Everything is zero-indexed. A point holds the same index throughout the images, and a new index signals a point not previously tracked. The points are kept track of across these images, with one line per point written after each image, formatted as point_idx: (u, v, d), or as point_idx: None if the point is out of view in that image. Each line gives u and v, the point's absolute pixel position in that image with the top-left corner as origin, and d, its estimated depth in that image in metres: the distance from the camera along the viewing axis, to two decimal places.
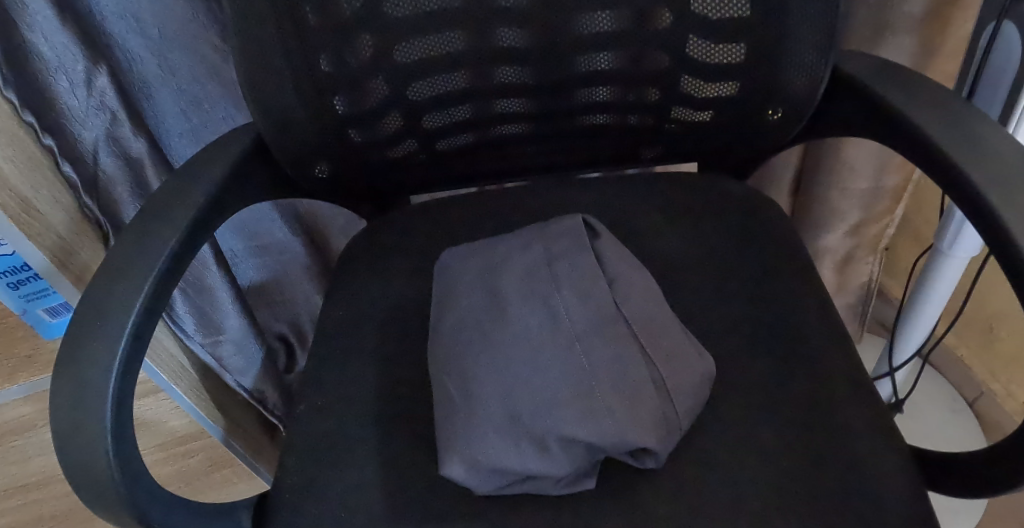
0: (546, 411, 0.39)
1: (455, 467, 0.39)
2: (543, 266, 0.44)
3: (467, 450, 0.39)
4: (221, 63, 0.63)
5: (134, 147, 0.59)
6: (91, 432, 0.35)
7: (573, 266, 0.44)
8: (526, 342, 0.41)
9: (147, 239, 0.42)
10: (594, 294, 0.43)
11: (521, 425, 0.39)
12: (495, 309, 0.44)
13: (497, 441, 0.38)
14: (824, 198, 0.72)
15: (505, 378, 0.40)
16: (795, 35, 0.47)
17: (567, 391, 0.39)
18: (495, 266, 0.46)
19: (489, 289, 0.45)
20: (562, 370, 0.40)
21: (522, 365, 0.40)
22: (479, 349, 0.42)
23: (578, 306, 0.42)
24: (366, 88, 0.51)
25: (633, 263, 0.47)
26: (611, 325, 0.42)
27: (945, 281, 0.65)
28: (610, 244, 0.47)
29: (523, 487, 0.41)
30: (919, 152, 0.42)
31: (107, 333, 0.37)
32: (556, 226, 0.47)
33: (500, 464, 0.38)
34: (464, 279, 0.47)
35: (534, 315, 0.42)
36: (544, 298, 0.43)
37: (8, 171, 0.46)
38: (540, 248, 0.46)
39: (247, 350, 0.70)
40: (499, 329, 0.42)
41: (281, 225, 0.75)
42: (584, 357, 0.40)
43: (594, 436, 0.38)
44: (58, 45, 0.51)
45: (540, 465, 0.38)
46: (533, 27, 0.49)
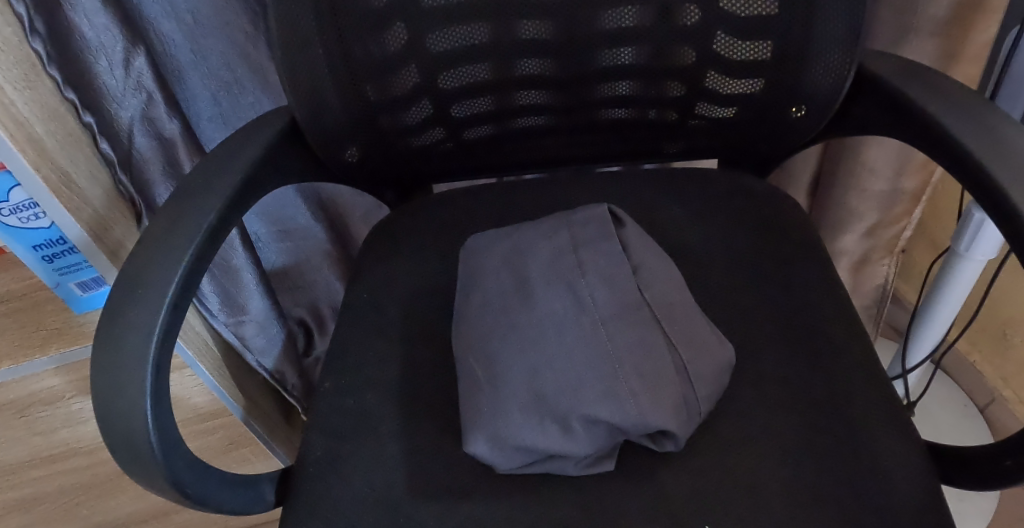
0: (570, 391, 0.40)
1: (480, 445, 0.40)
2: (569, 252, 0.45)
3: (493, 428, 0.40)
4: (251, 49, 0.65)
5: (168, 128, 0.60)
6: (133, 397, 0.36)
7: (599, 253, 0.45)
8: (551, 325, 0.42)
9: (186, 215, 0.43)
10: (619, 281, 0.44)
11: (546, 404, 0.40)
12: (521, 292, 0.45)
13: (522, 420, 0.40)
14: (843, 199, 0.73)
15: (531, 359, 0.41)
16: (822, 34, 0.48)
17: (591, 373, 0.40)
18: (521, 251, 0.47)
19: (515, 274, 0.46)
20: (587, 353, 0.41)
21: (546, 348, 0.41)
22: (505, 331, 0.43)
23: (603, 292, 0.43)
24: (395, 77, 0.52)
25: (657, 253, 0.48)
26: (635, 311, 0.43)
27: (961, 283, 0.65)
28: (635, 233, 0.48)
29: (546, 466, 0.42)
30: (942, 151, 0.43)
31: (148, 302, 0.38)
32: (581, 215, 0.48)
33: (523, 441, 0.40)
34: (490, 263, 0.48)
35: (560, 300, 0.43)
36: (569, 282, 0.44)
37: (50, 145, 0.48)
38: (566, 234, 0.47)
39: (269, 332, 0.71)
40: (525, 312, 0.43)
41: (304, 210, 0.77)
42: (608, 341, 0.41)
43: (616, 417, 0.39)
44: (99, 27, 0.53)
45: (562, 444, 0.39)
46: (558, 21, 0.50)
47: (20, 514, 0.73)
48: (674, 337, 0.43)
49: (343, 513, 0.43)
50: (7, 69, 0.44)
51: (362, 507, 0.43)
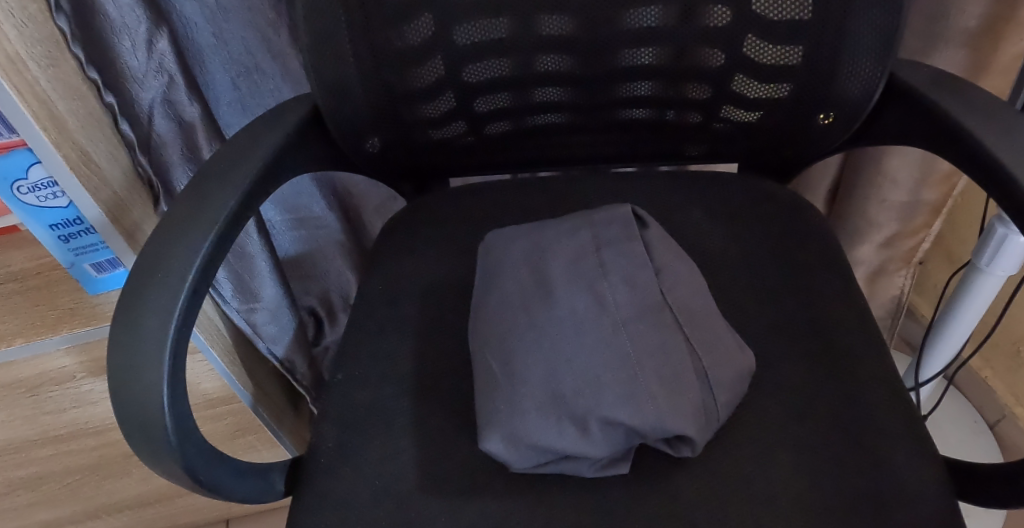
0: (589, 392, 0.39)
1: (495, 442, 0.40)
2: (591, 252, 0.45)
3: (509, 426, 0.40)
4: (273, 35, 0.64)
5: (188, 111, 0.59)
6: (149, 380, 0.36)
7: (620, 253, 0.45)
8: (572, 324, 0.42)
9: (206, 200, 0.43)
10: (640, 283, 0.44)
11: (563, 405, 0.40)
12: (541, 290, 0.44)
13: (539, 419, 0.39)
14: (863, 208, 0.73)
15: (550, 358, 0.41)
16: (854, 39, 0.47)
17: (610, 374, 0.40)
18: (542, 249, 0.47)
19: (535, 272, 0.46)
20: (605, 355, 0.41)
21: (566, 347, 0.41)
22: (524, 328, 0.43)
23: (625, 294, 0.43)
24: (419, 69, 0.52)
25: (681, 259, 0.48)
26: (656, 314, 0.42)
27: (981, 296, 0.64)
28: (657, 236, 0.47)
29: (558, 467, 0.42)
30: (975, 164, 0.43)
31: (168, 287, 0.38)
32: (601, 216, 0.48)
33: (539, 441, 0.39)
34: (510, 259, 0.48)
35: (580, 299, 0.43)
36: (589, 283, 0.44)
37: (73, 125, 0.48)
38: (588, 234, 0.46)
39: (280, 319, 0.71)
40: (545, 311, 0.43)
41: (318, 199, 0.76)
42: (628, 343, 0.41)
43: (634, 420, 0.38)
44: (123, 7, 0.52)
45: (579, 445, 0.39)
46: (580, 18, 0.50)
47: (23, 493, 0.73)
48: (692, 341, 0.42)
49: (353, 505, 0.43)
50: (31, 45, 0.44)
51: (372, 500, 0.43)
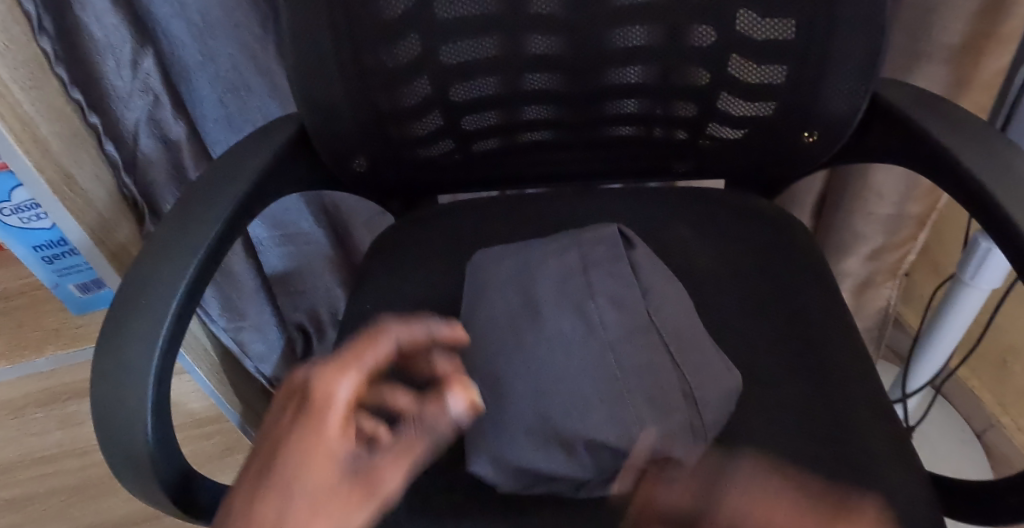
0: (578, 415, 0.39)
1: (482, 464, 0.41)
2: (579, 272, 0.45)
3: (496, 448, 0.41)
4: (260, 52, 0.64)
5: (174, 130, 0.58)
6: (133, 408, 0.36)
7: (608, 274, 0.45)
8: (560, 344, 0.42)
9: (191, 223, 0.42)
10: (628, 305, 0.44)
11: (551, 427, 0.40)
12: (529, 310, 0.44)
13: (526, 441, 0.40)
14: (849, 222, 0.73)
15: (537, 381, 0.41)
16: (838, 60, 0.47)
17: (599, 398, 0.40)
18: (530, 268, 0.47)
19: (523, 292, 0.46)
20: (592, 376, 0.41)
21: (553, 369, 0.41)
22: (511, 351, 0.43)
23: (614, 316, 0.43)
24: (406, 88, 0.52)
25: (669, 279, 0.48)
26: (643, 335, 0.43)
27: (966, 309, 0.64)
28: (644, 256, 0.48)
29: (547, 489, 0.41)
30: (958, 183, 0.43)
31: (152, 312, 0.38)
32: (589, 236, 0.48)
33: (527, 465, 0.40)
34: (498, 279, 0.48)
35: (567, 320, 0.43)
36: (578, 303, 0.44)
37: (57, 147, 0.48)
38: (576, 253, 0.47)
39: (267, 336, 0.70)
40: (533, 331, 0.43)
41: (307, 215, 0.76)
42: (616, 364, 0.41)
43: (623, 445, 0.39)
44: (109, 26, 0.51)
45: (566, 468, 0.40)
46: (566, 38, 0.50)
47: (7, 513, 0.72)
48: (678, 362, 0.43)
49: None
50: (14, 68, 0.44)
51: None
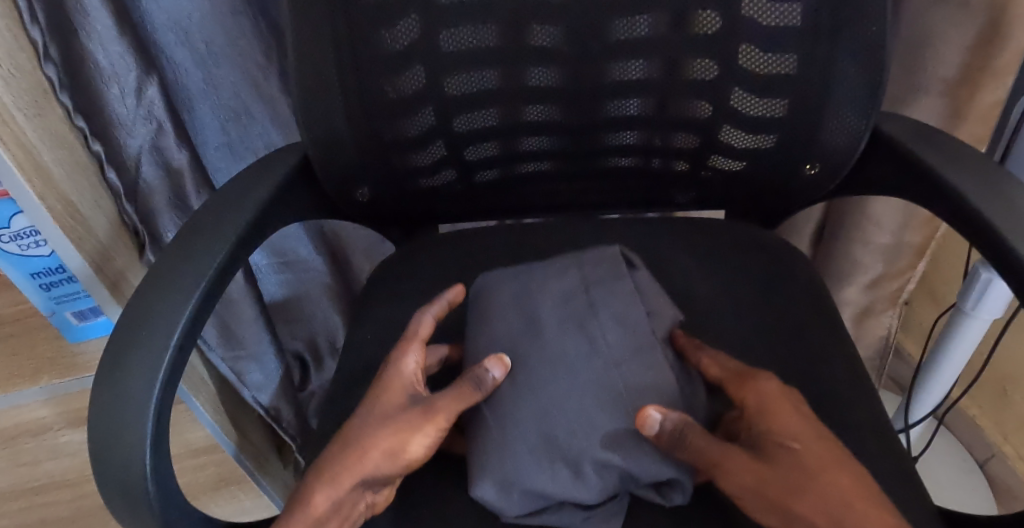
0: (582, 435, 0.39)
1: (487, 489, 0.39)
2: (580, 292, 0.45)
3: (501, 472, 0.39)
4: (263, 80, 0.64)
5: (176, 159, 0.58)
6: (131, 442, 0.35)
7: (609, 293, 0.45)
8: (562, 365, 0.42)
9: (193, 253, 0.42)
10: (632, 323, 0.43)
11: (556, 448, 0.39)
12: (530, 330, 0.44)
13: (531, 462, 0.39)
14: (848, 251, 0.74)
15: (541, 401, 0.41)
16: (838, 93, 0.48)
17: (604, 417, 0.39)
18: (530, 287, 0.47)
19: (524, 312, 0.45)
20: (596, 396, 0.40)
21: (556, 390, 0.41)
22: (513, 371, 0.42)
23: (617, 334, 0.43)
24: (409, 119, 0.52)
25: (669, 302, 0.48)
26: (649, 351, 0.42)
27: (967, 338, 0.64)
28: (646, 277, 0.48)
29: (552, 518, 0.41)
30: (960, 216, 0.43)
31: (153, 344, 0.37)
32: (591, 255, 0.48)
33: (531, 486, 0.39)
34: (498, 299, 0.47)
35: (569, 339, 0.43)
36: (580, 322, 0.43)
37: (59, 174, 0.47)
38: (577, 273, 0.46)
39: (266, 366, 0.69)
40: (534, 352, 0.43)
41: (306, 242, 0.76)
42: (620, 384, 0.41)
43: (632, 464, 0.38)
44: (114, 55, 0.52)
45: (573, 490, 0.38)
46: (568, 71, 0.50)
47: None
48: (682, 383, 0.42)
49: None
50: (19, 95, 0.44)
51: None
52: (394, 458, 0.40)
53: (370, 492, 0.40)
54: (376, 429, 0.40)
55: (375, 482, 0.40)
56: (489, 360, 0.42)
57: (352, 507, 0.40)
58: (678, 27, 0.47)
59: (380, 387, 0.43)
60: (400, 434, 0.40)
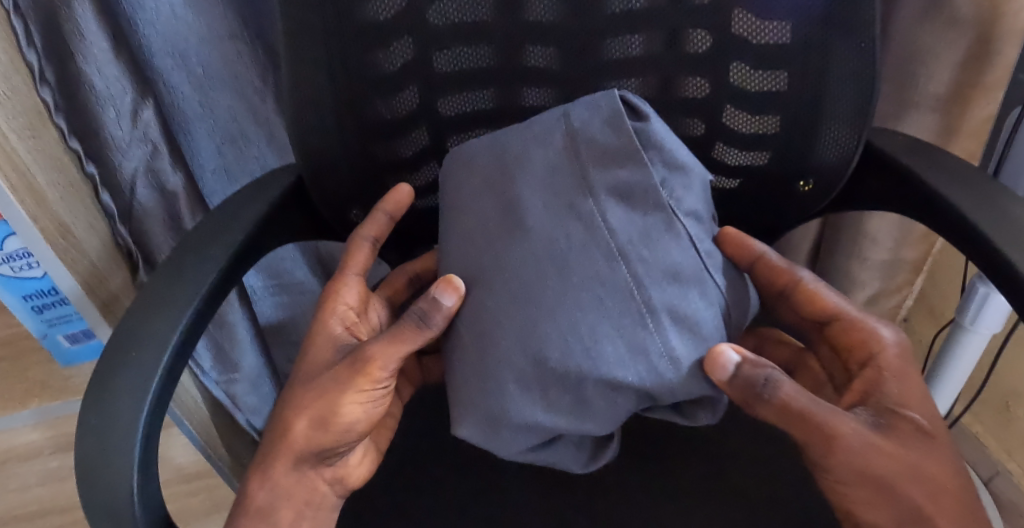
0: (586, 345, 0.38)
1: (469, 429, 0.41)
2: (572, 159, 0.40)
3: (484, 410, 0.40)
4: (259, 102, 0.65)
5: (171, 181, 0.58)
6: (118, 467, 0.34)
7: (606, 157, 0.39)
8: (554, 259, 0.39)
9: (186, 275, 0.42)
10: (636, 199, 0.39)
11: (551, 370, 0.38)
12: (515, 217, 0.40)
13: (520, 393, 0.39)
14: (845, 268, 0.73)
15: (535, 311, 0.38)
16: (832, 110, 0.48)
17: (608, 321, 0.38)
18: (509, 166, 0.41)
19: (505, 195, 0.41)
20: (599, 295, 0.38)
21: (552, 293, 0.38)
22: (496, 273, 0.40)
23: (619, 216, 0.39)
24: (404, 140, 0.52)
25: (680, 152, 0.41)
26: (657, 228, 0.39)
27: (967, 354, 0.64)
28: (656, 130, 0.40)
29: (542, 455, 0.44)
30: (958, 233, 0.43)
31: (142, 365, 0.37)
32: (584, 102, 0.41)
33: (525, 419, 0.39)
34: (471, 182, 0.43)
35: (560, 226, 0.39)
36: (571, 204, 0.39)
37: (53, 196, 0.47)
38: (562, 138, 0.41)
39: (260, 389, 0.68)
40: (523, 244, 0.39)
41: (302, 264, 0.76)
42: (627, 278, 0.38)
43: (645, 381, 0.38)
44: (110, 78, 0.51)
45: (570, 419, 0.39)
46: (564, 53, 0.48)
47: None
48: (685, 264, 0.39)
49: None
50: (13, 117, 0.44)
51: None
52: (325, 424, 0.44)
53: (318, 461, 0.46)
54: (305, 398, 0.44)
55: (314, 451, 0.45)
56: (438, 290, 0.41)
57: (306, 476, 0.46)
58: (677, 2, 0.45)
59: (313, 349, 0.48)
60: (326, 401, 0.43)
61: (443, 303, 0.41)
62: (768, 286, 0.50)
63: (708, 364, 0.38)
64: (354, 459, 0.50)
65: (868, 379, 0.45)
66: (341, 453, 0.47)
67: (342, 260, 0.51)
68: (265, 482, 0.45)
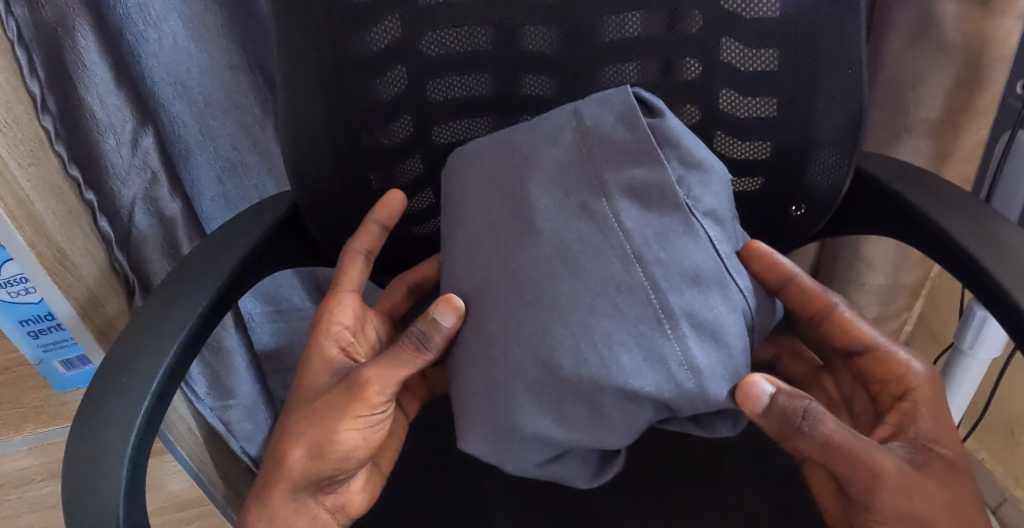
0: (602, 353, 0.35)
1: (476, 443, 0.38)
2: (584, 156, 0.38)
3: (494, 426, 0.38)
4: (259, 131, 0.66)
5: (170, 208, 0.58)
6: (104, 496, 0.34)
7: (619, 155, 0.38)
8: (563, 260, 0.37)
9: (178, 302, 0.42)
10: (652, 199, 0.37)
11: (558, 378, 0.36)
12: (520, 222, 0.39)
13: (529, 404, 0.36)
14: (843, 293, 0.73)
15: (543, 316, 0.36)
16: (819, 136, 0.48)
17: (625, 330, 0.36)
18: (519, 164, 0.40)
19: (510, 197, 0.40)
20: (616, 301, 0.36)
21: (561, 297, 0.36)
22: (503, 279, 0.38)
23: (633, 215, 0.37)
24: (399, 167, 0.53)
25: (697, 149, 0.39)
26: (677, 227, 0.37)
27: (968, 379, 0.63)
28: (671, 127, 0.38)
29: (554, 469, 0.41)
30: (951, 258, 0.43)
31: (132, 392, 0.37)
32: (595, 98, 0.39)
33: (530, 431, 0.37)
34: (474, 185, 0.42)
35: (572, 225, 0.37)
36: (583, 202, 0.38)
37: (52, 224, 0.48)
38: (571, 132, 0.39)
39: (256, 416, 0.68)
40: (530, 247, 0.38)
41: (300, 290, 0.76)
42: (648, 283, 0.36)
43: (663, 391, 0.35)
44: (111, 106, 0.52)
45: (585, 432, 0.37)
46: (559, 78, 0.49)
47: None
48: (705, 265, 0.37)
49: None
50: (13, 146, 0.45)
51: None
52: (321, 453, 0.43)
53: (316, 489, 0.45)
54: (302, 426, 0.44)
55: (312, 478, 0.44)
56: (439, 308, 0.40)
57: (305, 504, 0.45)
58: (672, 29, 0.46)
59: (309, 373, 0.48)
60: (323, 428, 0.43)
61: (442, 323, 0.40)
62: (801, 312, 0.49)
63: (740, 395, 0.36)
64: (355, 487, 0.49)
65: (903, 413, 0.45)
66: (341, 480, 0.47)
67: (337, 276, 0.52)
68: (263, 512, 0.44)
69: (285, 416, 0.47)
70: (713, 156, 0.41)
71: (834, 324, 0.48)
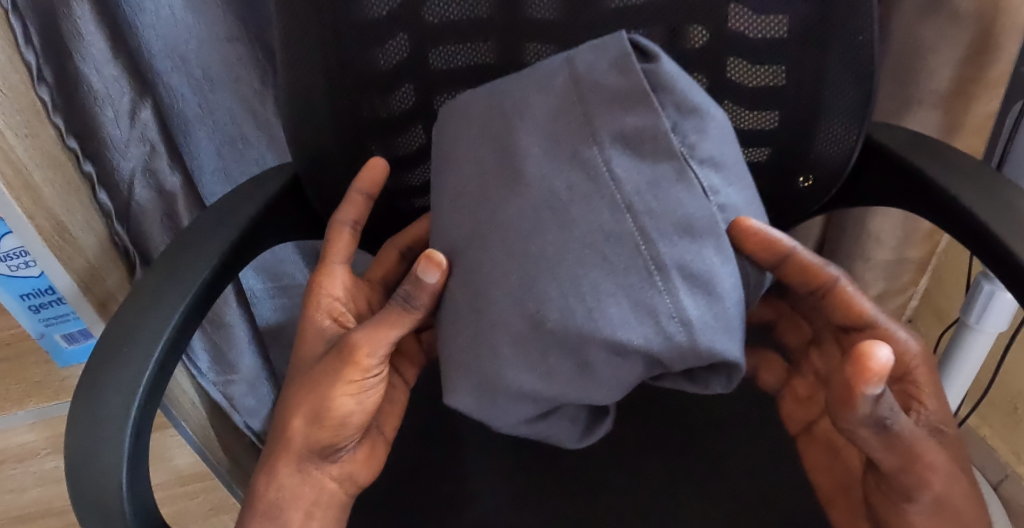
0: (593, 306, 0.35)
1: (465, 399, 0.38)
2: (578, 102, 0.38)
3: (488, 388, 0.38)
4: (259, 105, 0.65)
5: (169, 181, 0.57)
6: (108, 463, 0.34)
7: (612, 102, 0.37)
8: (553, 215, 0.36)
9: (178, 272, 0.42)
10: (645, 147, 0.36)
11: (545, 332, 0.36)
12: (509, 171, 0.38)
13: (518, 361, 0.36)
14: (848, 267, 0.72)
15: (529, 266, 0.36)
16: (829, 104, 0.47)
17: (614, 281, 0.35)
18: (509, 115, 0.40)
19: (507, 154, 0.39)
20: (606, 252, 0.35)
21: (549, 252, 0.36)
22: (492, 232, 0.38)
23: (626, 165, 0.36)
24: (400, 137, 0.52)
25: (694, 94, 0.38)
26: (666, 171, 0.36)
27: (974, 353, 0.63)
28: (665, 72, 0.37)
29: (542, 428, 0.41)
30: (962, 226, 0.43)
31: (133, 361, 0.37)
32: (588, 46, 0.38)
33: (517, 386, 0.37)
34: (465, 137, 0.41)
35: (563, 174, 0.37)
36: (574, 150, 0.37)
37: (47, 193, 0.47)
38: (564, 76, 0.38)
39: (258, 391, 0.67)
40: (519, 197, 0.37)
41: (301, 266, 0.76)
42: (635, 229, 0.35)
43: (658, 347, 0.35)
44: (108, 77, 0.51)
45: (583, 389, 0.37)
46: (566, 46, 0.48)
47: None
48: (700, 213, 0.36)
49: None
50: (10, 116, 0.44)
51: None
52: (319, 418, 0.43)
53: (321, 459, 0.46)
54: (299, 396, 0.44)
55: (314, 448, 0.44)
56: (422, 264, 0.40)
57: (311, 475, 0.46)
58: None
59: (306, 343, 0.49)
60: (318, 396, 0.43)
61: (427, 281, 0.40)
62: (802, 286, 0.47)
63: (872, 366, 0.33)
64: (359, 457, 0.49)
65: (905, 390, 0.45)
66: (345, 449, 0.47)
67: (326, 247, 0.52)
68: (271, 483, 0.45)
69: (285, 388, 0.47)
70: (712, 102, 0.40)
71: (835, 299, 0.46)
